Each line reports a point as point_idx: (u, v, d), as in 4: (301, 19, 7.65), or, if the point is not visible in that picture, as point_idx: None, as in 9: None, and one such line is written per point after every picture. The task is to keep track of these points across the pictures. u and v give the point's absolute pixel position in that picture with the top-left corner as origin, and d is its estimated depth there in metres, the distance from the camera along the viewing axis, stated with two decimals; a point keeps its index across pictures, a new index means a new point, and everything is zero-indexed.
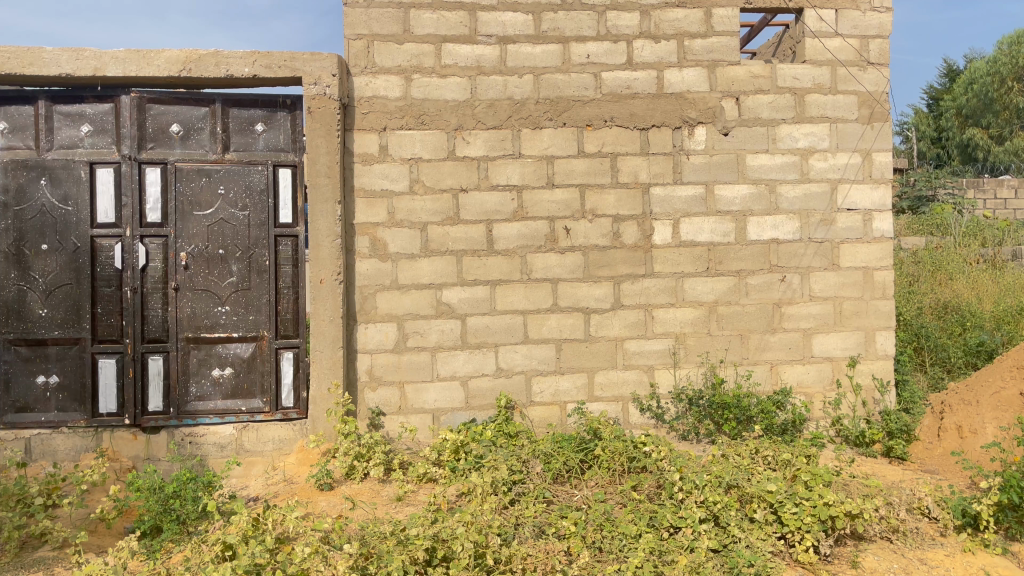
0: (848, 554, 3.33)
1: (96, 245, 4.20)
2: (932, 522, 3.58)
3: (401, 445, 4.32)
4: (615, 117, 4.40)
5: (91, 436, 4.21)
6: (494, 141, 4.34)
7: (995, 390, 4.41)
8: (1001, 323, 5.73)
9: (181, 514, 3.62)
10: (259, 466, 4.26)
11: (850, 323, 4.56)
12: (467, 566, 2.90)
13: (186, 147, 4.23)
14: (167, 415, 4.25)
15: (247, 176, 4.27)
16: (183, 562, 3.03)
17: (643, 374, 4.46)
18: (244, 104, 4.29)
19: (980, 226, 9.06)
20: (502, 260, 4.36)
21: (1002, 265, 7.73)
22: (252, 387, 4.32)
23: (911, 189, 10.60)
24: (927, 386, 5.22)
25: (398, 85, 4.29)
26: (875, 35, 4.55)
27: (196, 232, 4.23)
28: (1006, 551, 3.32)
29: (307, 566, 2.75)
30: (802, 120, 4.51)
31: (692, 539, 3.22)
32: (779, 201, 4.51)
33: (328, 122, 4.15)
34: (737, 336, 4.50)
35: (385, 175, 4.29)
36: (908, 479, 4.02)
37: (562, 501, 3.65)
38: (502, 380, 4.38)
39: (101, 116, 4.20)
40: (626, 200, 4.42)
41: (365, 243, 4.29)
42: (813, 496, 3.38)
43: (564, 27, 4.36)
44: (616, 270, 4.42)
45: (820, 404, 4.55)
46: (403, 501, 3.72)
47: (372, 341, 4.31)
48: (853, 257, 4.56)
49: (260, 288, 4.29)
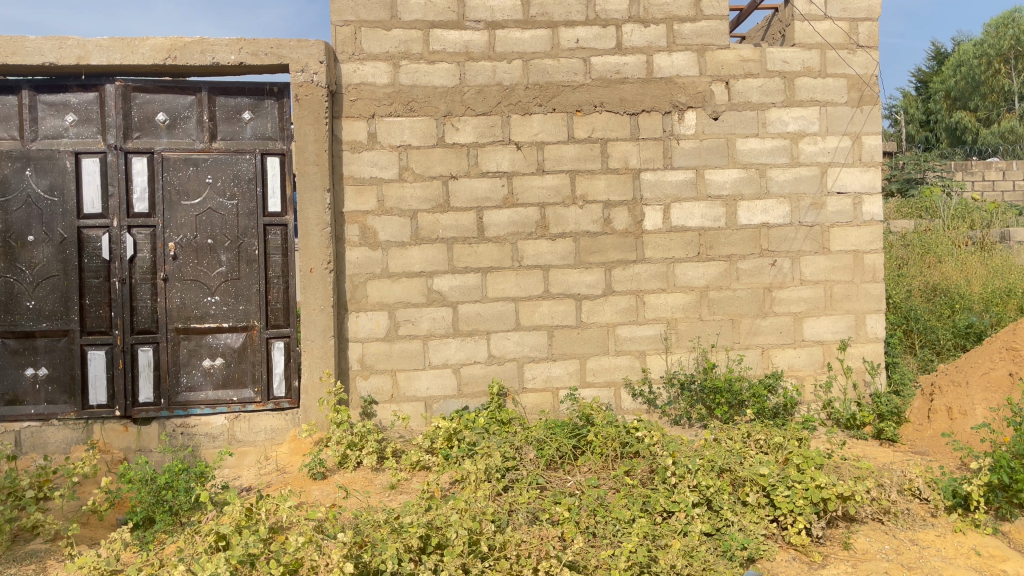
0: (840, 536, 3.35)
1: (83, 236, 4.16)
2: (922, 503, 3.59)
3: (393, 432, 4.33)
4: (605, 102, 4.38)
5: (82, 428, 4.20)
6: (483, 127, 4.32)
7: (983, 371, 4.46)
8: (989, 305, 5.77)
9: (174, 505, 3.58)
10: (251, 456, 4.25)
11: (841, 306, 4.58)
12: (462, 553, 2.87)
13: (173, 137, 4.19)
14: (158, 406, 4.23)
15: (235, 165, 4.23)
16: (177, 554, 3.02)
17: (635, 359, 4.47)
18: (231, 92, 4.23)
19: (969, 208, 9.08)
20: (493, 247, 4.35)
21: (991, 246, 7.78)
22: (243, 377, 4.30)
23: (900, 172, 10.53)
24: (917, 367, 5.25)
25: (386, 71, 4.25)
26: (864, 18, 4.53)
27: (184, 222, 4.19)
28: (996, 531, 3.35)
29: (302, 556, 2.75)
30: (792, 104, 4.50)
31: (685, 523, 3.26)
32: (769, 184, 4.51)
33: (315, 109, 4.12)
34: (728, 321, 4.51)
35: (374, 163, 4.26)
36: (899, 461, 4.05)
37: (555, 486, 3.66)
38: (494, 367, 4.39)
39: (85, 105, 4.15)
40: (617, 185, 4.41)
41: (354, 231, 4.27)
42: (805, 479, 3.38)
43: (553, 11, 4.34)
44: (608, 255, 4.42)
45: (810, 387, 4.58)
46: (396, 489, 3.73)
47: (363, 330, 4.30)
48: (843, 241, 4.57)
49: (250, 277, 4.26)
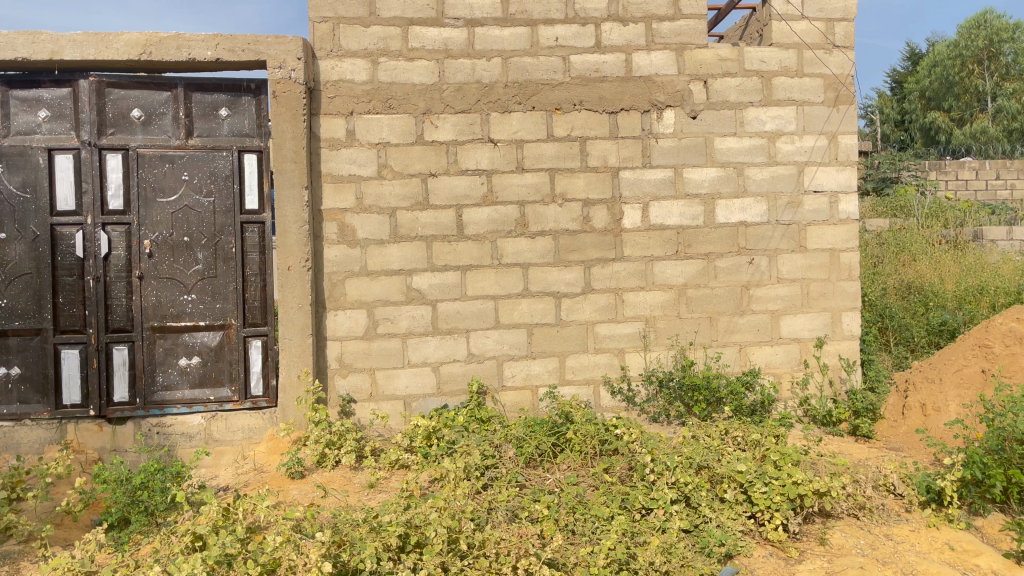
0: (816, 532, 3.38)
1: (56, 234, 4.10)
2: (897, 499, 3.64)
3: (372, 431, 4.31)
4: (584, 100, 4.39)
5: (55, 428, 4.14)
6: (463, 125, 4.31)
7: (957, 368, 4.52)
8: (962, 303, 5.85)
9: (149, 506, 3.56)
10: (228, 455, 4.22)
11: (817, 304, 4.62)
12: (441, 551, 2.87)
13: (148, 133, 4.14)
14: (133, 406, 4.18)
15: (212, 162, 4.19)
16: (152, 554, 2.99)
17: (615, 357, 4.49)
18: (207, 88, 4.19)
19: (943, 207, 9.20)
20: (472, 245, 4.34)
21: (964, 245, 7.89)
22: (220, 376, 4.26)
23: (875, 171, 10.64)
24: (892, 364, 5.32)
25: (365, 68, 4.23)
26: (840, 18, 4.57)
27: (160, 220, 4.15)
28: (969, 526, 3.40)
29: (279, 556, 2.72)
30: (769, 104, 4.54)
31: (664, 520, 3.28)
32: (747, 183, 4.54)
33: (293, 106, 4.09)
34: (706, 319, 4.54)
35: (352, 160, 4.24)
36: (874, 457, 4.10)
37: (534, 484, 3.67)
38: (474, 365, 4.38)
39: (58, 101, 4.09)
40: (596, 184, 4.42)
41: (333, 229, 4.25)
42: (782, 475, 3.41)
43: (532, 9, 4.33)
44: (587, 254, 4.43)
45: (787, 384, 4.62)
46: (375, 488, 3.72)
47: (342, 328, 4.28)
48: (820, 239, 4.61)
49: (226, 276, 4.23)
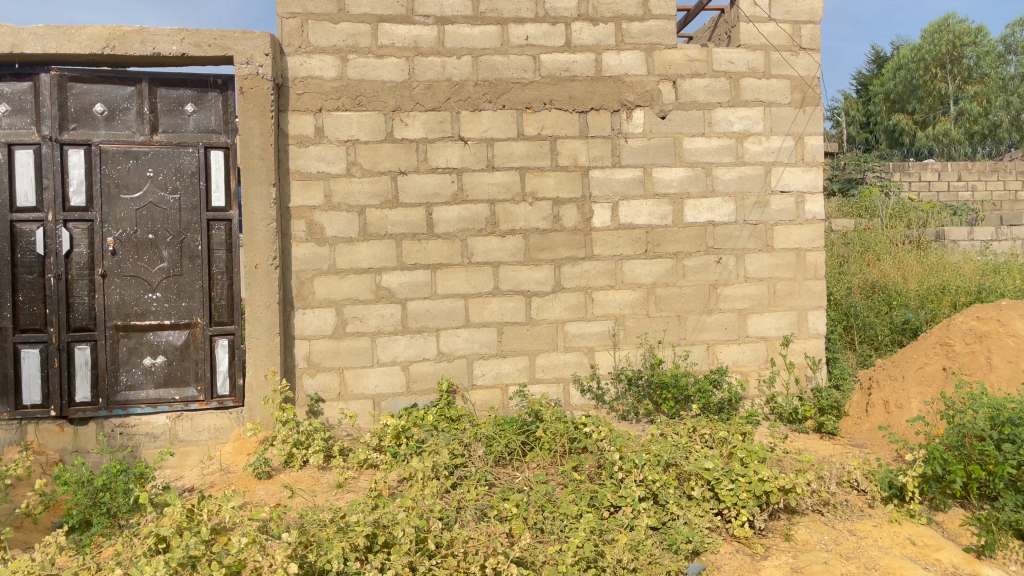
0: (781, 528, 3.42)
1: (16, 230, 4.01)
2: (860, 495, 3.70)
3: (341, 431, 4.28)
4: (554, 100, 4.40)
5: (15, 429, 4.06)
6: (433, 123, 4.29)
7: (919, 365, 4.60)
8: (924, 302, 5.95)
9: (112, 508, 3.51)
10: (194, 455, 4.16)
11: (784, 303, 4.68)
12: (409, 551, 2.85)
13: (111, 129, 4.07)
14: (96, 406, 4.11)
15: (177, 158, 4.13)
16: (115, 557, 2.95)
17: (584, 356, 4.50)
18: (173, 84, 4.13)
19: (906, 208, 9.36)
20: (442, 244, 4.33)
21: (927, 245, 8.04)
22: (185, 376, 4.21)
23: (842, 172, 10.79)
24: (856, 362, 5.40)
25: (334, 65, 4.19)
26: (807, 20, 4.62)
27: (124, 217, 4.08)
28: (930, 521, 3.46)
29: (245, 557, 2.69)
30: (737, 104, 4.58)
31: (631, 518, 3.30)
32: (715, 183, 4.58)
33: (261, 102, 4.05)
34: (675, 317, 4.57)
35: (321, 158, 4.21)
36: (839, 453, 4.16)
37: (503, 483, 3.67)
38: (443, 363, 4.37)
39: (18, 95, 4.01)
40: (566, 183, 4.43)
41: (301, 227, 4.21)
42: (749, 472, 3.45)
43: (502, 8, 4.33)
44: (557, 252, 4.43)
45: (754, 382, 4.67)
46: (343, 488, 3.69)
47: (310, 327, 4.25)
48: (786, 239, 4.66)
49: (192, 274, 4.17)
